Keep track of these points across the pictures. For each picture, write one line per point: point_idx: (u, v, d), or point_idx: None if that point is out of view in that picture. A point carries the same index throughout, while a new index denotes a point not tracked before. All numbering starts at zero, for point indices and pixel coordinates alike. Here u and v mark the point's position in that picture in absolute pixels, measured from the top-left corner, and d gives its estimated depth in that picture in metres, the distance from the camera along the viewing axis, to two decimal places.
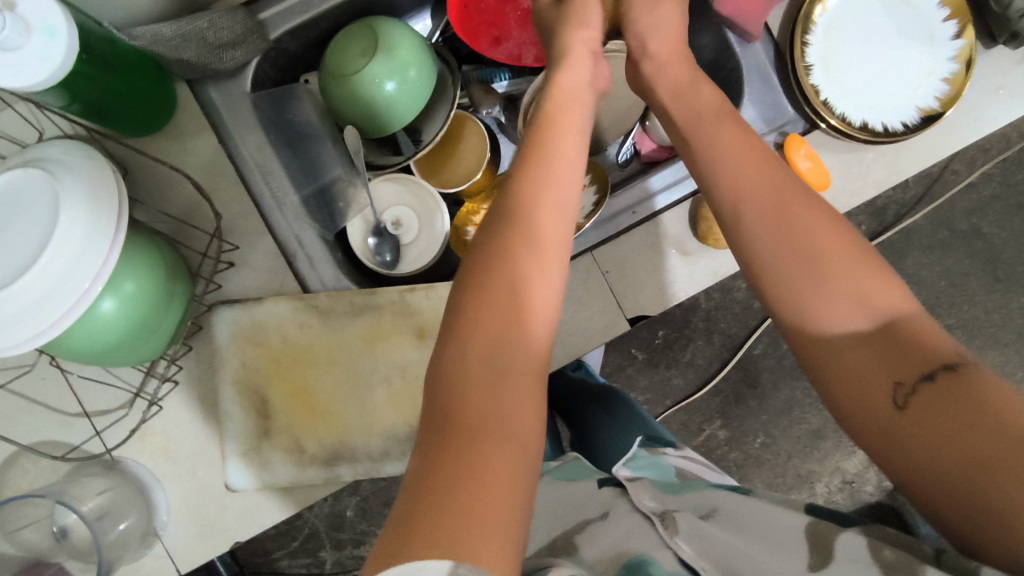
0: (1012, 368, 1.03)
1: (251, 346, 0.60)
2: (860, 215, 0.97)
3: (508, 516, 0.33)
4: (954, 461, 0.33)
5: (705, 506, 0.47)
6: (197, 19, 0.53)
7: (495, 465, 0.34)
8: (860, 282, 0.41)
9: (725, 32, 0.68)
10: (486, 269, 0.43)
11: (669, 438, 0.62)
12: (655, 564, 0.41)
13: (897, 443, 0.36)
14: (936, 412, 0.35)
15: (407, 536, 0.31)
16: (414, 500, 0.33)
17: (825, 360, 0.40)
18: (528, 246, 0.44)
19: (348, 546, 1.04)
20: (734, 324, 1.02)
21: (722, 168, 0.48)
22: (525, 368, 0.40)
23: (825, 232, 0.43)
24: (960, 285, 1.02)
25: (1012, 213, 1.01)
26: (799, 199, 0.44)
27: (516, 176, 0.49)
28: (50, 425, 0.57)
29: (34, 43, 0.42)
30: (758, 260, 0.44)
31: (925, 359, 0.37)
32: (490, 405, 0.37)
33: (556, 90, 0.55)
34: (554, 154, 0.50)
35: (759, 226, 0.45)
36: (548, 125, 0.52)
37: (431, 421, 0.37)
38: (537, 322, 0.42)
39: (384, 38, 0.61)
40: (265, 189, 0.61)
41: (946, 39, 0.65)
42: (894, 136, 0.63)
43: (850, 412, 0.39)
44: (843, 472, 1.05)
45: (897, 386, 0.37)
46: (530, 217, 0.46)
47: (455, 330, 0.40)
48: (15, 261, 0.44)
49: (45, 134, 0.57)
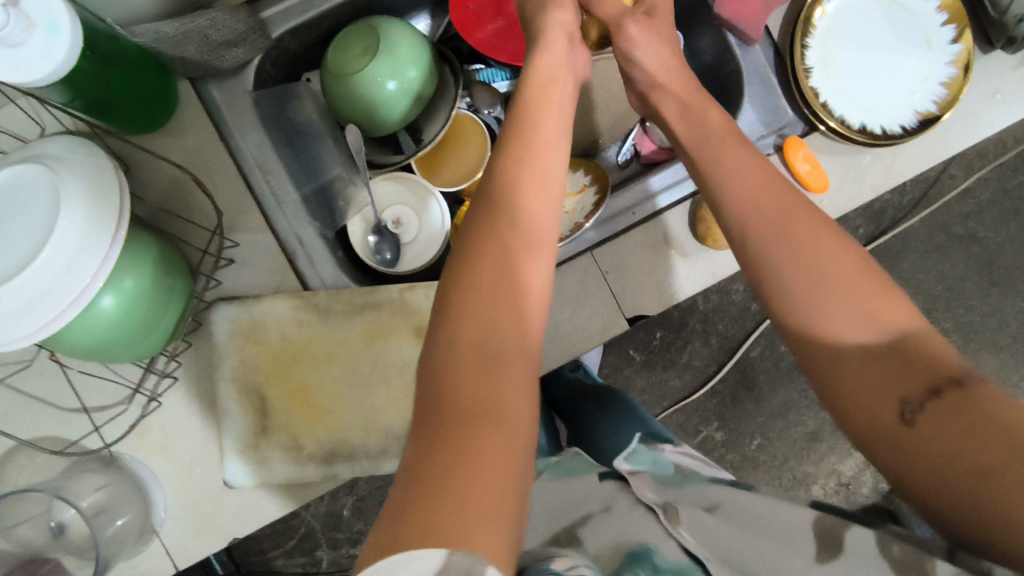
0: (1009, 372, 1.04)
1: (250, 343, 0.60)
2: (857, 218, 0.98)
3: (501, 497, 0.33)
4: (962, 474, 0.33)
5: (708, 501, 0.46)
6: (199, 17, 0.52)
7: (489, 451, 0.35)
8: (867, 296, 0.41)
9: (725, 35, 0.68)
10: (475, 256, 0.43)
11: (670, 435, 0.62)
12: (658, 552, 0.41)
13: (905, 458, 0.36)
14: (945, 427, 0.35)
15: (403, 522, 0.31)
16: (409, 487, 0.33)
17: (832, 375, 0.41)
18: (512, 228, 0.45)
19: (344, 545, 1.04)
20: (731, 326, 1.03)
21: (732, 185, 0.48)
22: (515, 350, 0.40)
23: (832, 248, 0.43)
24: (956, 289, 1.02)
25: (1008, 218, 1.02)
26: (807, 216, 0.45)
27: (500, 160, 0.49)
28: (48, 420, 0.57)
29: (36, 40, 0.42)
30: (764, 274, 0.45)
31: (933, 376, 0.38)
32: (481, 389, 0.38)
33: (534, 73, 0.55)
34: (538, 140, 0.50)
35: (767, 242, 0.45)
36: (532, 109, 0.53)
37: (425, 409, 0.37)
38: (527, 306, 0.43)
39: (384, 37, 0.61)
40: (265, 188, 0.61)
41: (944, 44, 0.65)
42: (893, 139, 0.64)
43: (858, 426, 0.39)
44: (839, 475, 1.05)
45: (904, 403, 0.37)
46: (514, 200, 0.46)
47: (446, 317, 0.41)
48: (14, 256, 0.44)
49: (46, 129, 0.57)
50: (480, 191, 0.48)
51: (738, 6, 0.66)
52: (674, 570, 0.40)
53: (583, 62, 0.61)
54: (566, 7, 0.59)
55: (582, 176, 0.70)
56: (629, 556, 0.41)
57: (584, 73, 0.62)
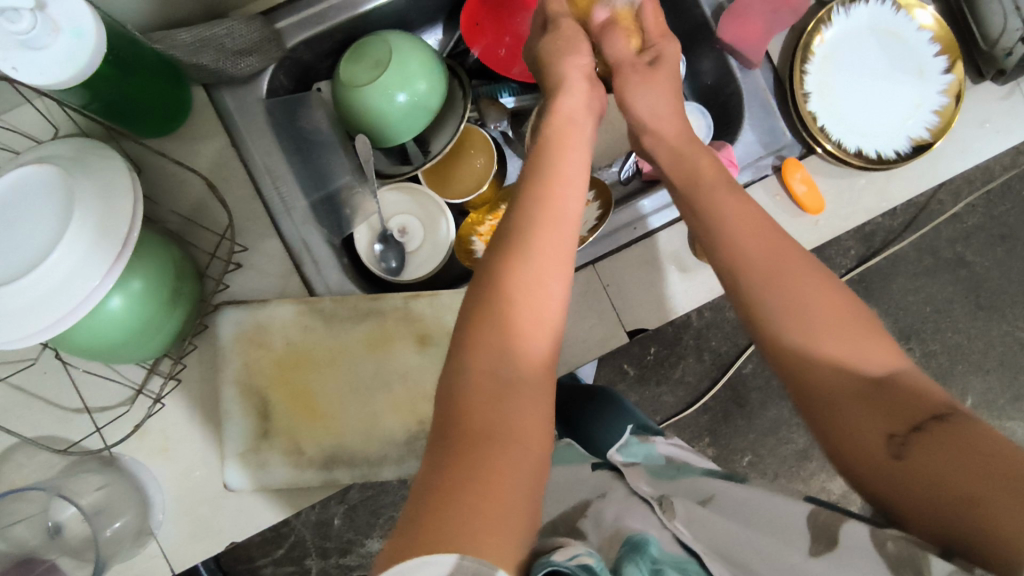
0: (991, 394, 1.06)
1: (254, 347, 0.60)
2: (849, 240, 1.00)
3: (512, 514, 0.34)
4: (958, 503, 0.34)
5: (702, 493, 0.48)
6: (216, 26, 0.55)
7: (500, 474, 0.35)
8: (858, 336, 0.42)
9: (727, 58, 0.70)
10: (490, 293, 0.43)
11: (660, 428, 0.63)
12: (655, 543, 0.40)
13: (897, 489, 0.37)
14: (932, 456, 0.36)
15: (414, 534, 0.32)
16: (422, 500, 0.34)
17: (825, 412, 0.42)
18: (529, 268, 0.45)
19: (334, 555, 1.03)
20: (724, 342, 1.04)
21: (724, 219, 0.49)
22: (528, 381, 0.41)
23: (820, 288, 0.44)
24: (944, 311, 1.05)
25: (995, 243, 1.04)
26: (801, 255, 0.46)
27: (519, 196, 0.50)
28: (50, 419, 0.57)
29: (61, 43, 0.43)
30: (752, 308, 0.46)
31: (919, 411, 0.39)
32: (492, 413, 0.38)
33: (554, 116, 0.56)
34: (556, 176, 0.51)
35: (760, 278, 0.45)
36: (552, 150, 0.53)
37: (437, 435, 0.38)
38: (535, 332, 0.43)
39: (395, 51, 0.63)
40: (274, 194, 0.62)
41: (936, 73, 0.68)
42: (887, 163, 0.66)
43: (848, 460, 0.40)
44: (828, 493, 1.06)
45: (892, 436, 0.39)
46: (529, 236, 0.46)
47: (462, 345, 0.42)
48: (29, 251, 0.45)
49: (59, 130, 0.58)
50: (500, 228, 0.48)
51: (740, 29, 0.68)
52: (674, 563, 0.39)
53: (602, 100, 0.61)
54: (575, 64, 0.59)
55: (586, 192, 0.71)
56: (628, 546, 0.40)
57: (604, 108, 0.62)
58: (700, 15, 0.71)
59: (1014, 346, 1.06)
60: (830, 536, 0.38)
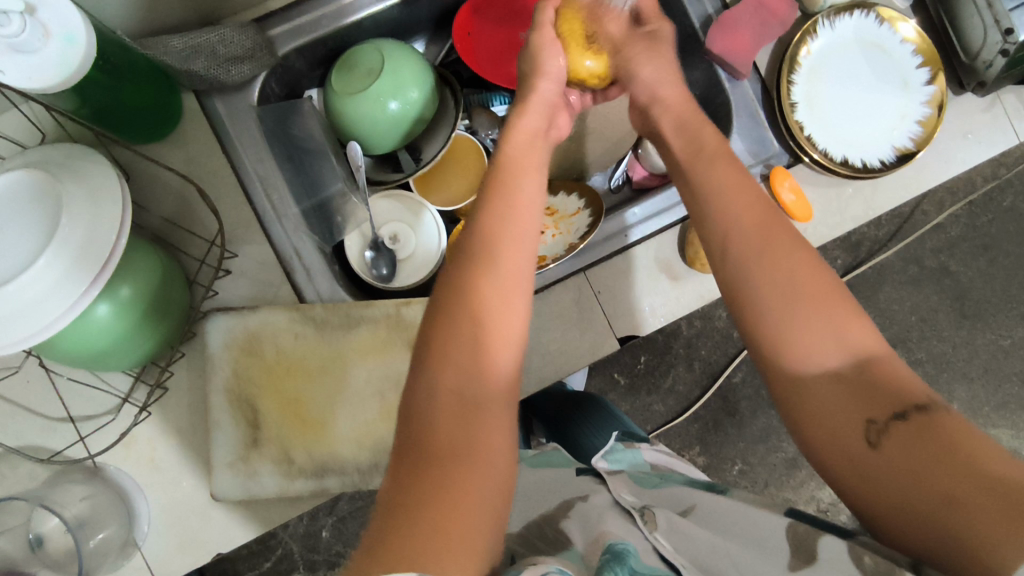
0: (976, 403, 1.08)
1: (244, 355, 0.59)
2: (836, 250, 1.02)
3: (478, 527, 0.34)
4: (935, 501, 0.34)
5: (682, 504, 0.46)
6: (208, 31, 0.55)
7: (466, 487, 0.35)
8: (839, 322, 0.41)
9: (715, 69, 0.71)
10: (455, 300, 0.42)
11: (646, 435, 0.63)
12: (636, 555, 0.39)
13: (870, 482, 0.37)
14: (909, 451, 0.36)
15: (379, 550, 0.32)
16: (388, 520, 0.34)
17: (801, 398, 0.41)
18: (497, 282, 0.44)
19: (321, 569, 1.01)
20: (714, 351, 1.05)
21: (719, 200, 0.48)
22: (496, 404, 0.40)
23: (807, 268, 0.43)
24: (929, 320, 1.06)
25: (979, 253, 1.06)
26: (785, 234, 0.45)
27: (487, 207, 0.48)
28: (33, 428, 0.56)
29: (52, 48, 0.43)
30: (738, 289, 0.45)
31: (898, 399, 0.38)
32: (458, 430, 0.38)
33: (523, 133, 0.55)
34: (511, 178, 0.51)
35: (749, 259, 0.44)
36: (515, 168, 0.52)
37: (401, 452, 0.38)
38: (503, 348, 0.42)
39: (387, 61, 0.63)
40: (265, 202, 0.62)
41: (919, 84, 0.69)
42: (873, 172, 0.67)
43: (823, 449, 0.39)
44: (817, 501, 1.06)
45: (869, 425, 0.38)
46: (498, 251, 0.45)
47: (427, 362, 0.40)
48: (16, 258, 0.44)
49: (46, 136, 0.57)
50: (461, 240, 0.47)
51: (728, 41, 0.68)
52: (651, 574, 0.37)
53: (563, 123, 0.62)
54: (550, 75, 0.59)
55: (576, 200, 0.72)
56: (609, 554, 0.38)
57: (564, 134, 0.64)
58: (689, 27, 0.72)
59: (998, 354, 1.07)
60: (809, 549, 0.37)
